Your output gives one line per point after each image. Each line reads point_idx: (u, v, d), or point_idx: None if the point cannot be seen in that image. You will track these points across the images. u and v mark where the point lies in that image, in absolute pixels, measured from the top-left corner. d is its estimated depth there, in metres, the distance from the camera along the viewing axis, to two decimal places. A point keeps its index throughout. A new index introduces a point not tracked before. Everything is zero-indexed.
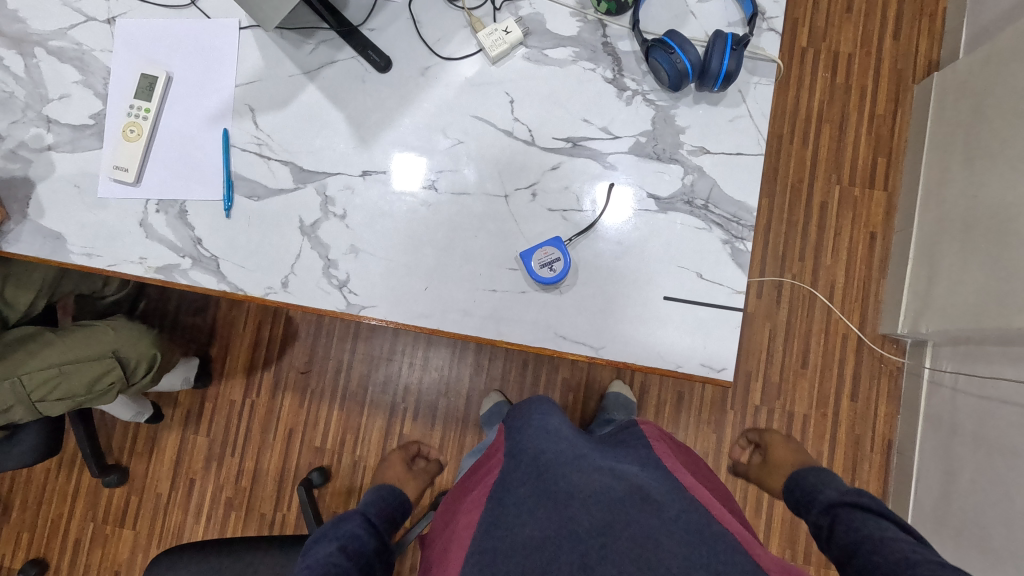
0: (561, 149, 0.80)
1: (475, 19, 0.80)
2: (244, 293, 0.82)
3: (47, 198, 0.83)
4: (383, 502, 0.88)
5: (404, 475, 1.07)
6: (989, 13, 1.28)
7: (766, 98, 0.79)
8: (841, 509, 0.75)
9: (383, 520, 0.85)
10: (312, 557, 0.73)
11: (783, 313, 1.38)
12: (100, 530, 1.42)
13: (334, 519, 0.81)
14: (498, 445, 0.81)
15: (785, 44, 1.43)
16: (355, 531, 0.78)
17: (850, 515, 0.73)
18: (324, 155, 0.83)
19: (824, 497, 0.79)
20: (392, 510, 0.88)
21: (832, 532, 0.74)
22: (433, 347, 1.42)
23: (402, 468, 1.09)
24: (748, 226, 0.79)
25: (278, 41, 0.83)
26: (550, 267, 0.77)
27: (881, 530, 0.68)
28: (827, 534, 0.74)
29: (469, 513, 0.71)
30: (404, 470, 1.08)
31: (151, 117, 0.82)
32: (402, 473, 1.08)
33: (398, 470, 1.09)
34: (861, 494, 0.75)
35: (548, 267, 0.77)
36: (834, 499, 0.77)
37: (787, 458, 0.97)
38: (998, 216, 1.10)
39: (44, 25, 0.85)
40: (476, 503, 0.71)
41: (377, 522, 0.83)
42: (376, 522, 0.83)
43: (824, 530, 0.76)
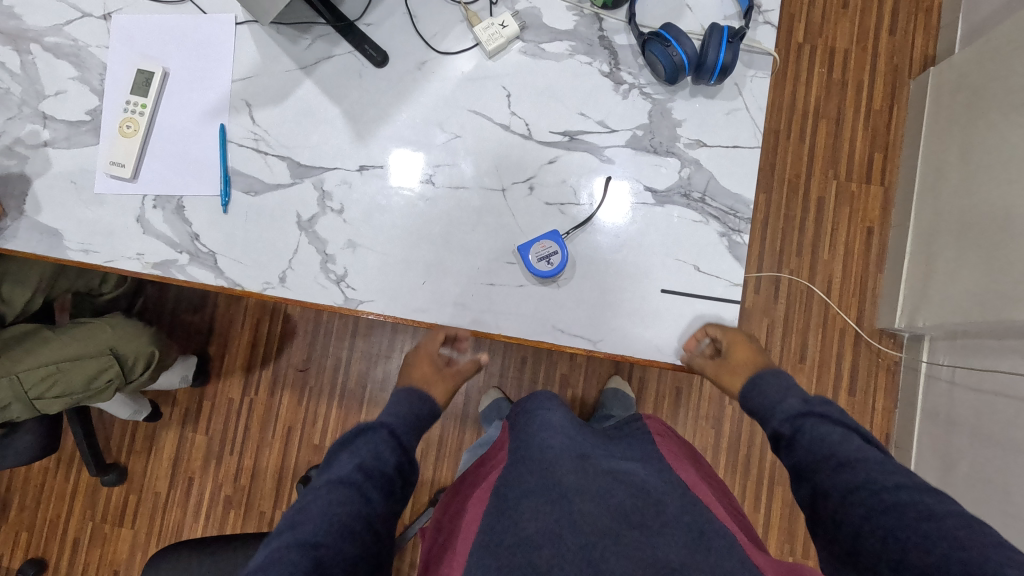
0: (558, 143, 0.80)
1: (471, 13, 0.80)
2: (241, 288, 0.82)
3: (44, 194, 0.83)
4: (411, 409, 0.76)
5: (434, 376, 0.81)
6: (984, 8, 1.29)
7: (763, 91, 0.79)
8: (806, 420, 0.67)
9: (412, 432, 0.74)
10: (330, 478, 0.65)
11: (781, 308, 1.39)
12: (99, 529, 1.42)
13: (356, 430, 0.71)
14: (503, 441, 0.81)
15: (782, 39, 1.43)
16: (382, 448, 0.69)
17: (817, 428, 0.65)
18: (321, 150, 0.83)
19: (786, 404, 0.69)
20: (422, 420, 0.76)
21: (795, 445, 0.66)
22: None
23: (428, 365, 0.82)
24: (746, 219, 0.79)
25: (275, 36, 0.83)
26: (548, 261, 0.77)
27: (852, 448, 0.62)
28: (788, 444, 0.67)
29: (474, 507, 0.70)
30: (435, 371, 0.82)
31: (147, 112, 0.82)
32: (431, 374, 0.81)
33: (424, 365, 0.82)
34: (822, 401, 0.69)
35: (546, 260, 0.77)
36: (798, 407, 0.68)
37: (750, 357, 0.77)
38: (995, 209, 1.10)
39: (39, 21, 0.85)
40: (480, 498, 0.70)
41: (407, 435, 0.73)
42: (404, 437, 0.72)
43: (784, 438, 0.68)
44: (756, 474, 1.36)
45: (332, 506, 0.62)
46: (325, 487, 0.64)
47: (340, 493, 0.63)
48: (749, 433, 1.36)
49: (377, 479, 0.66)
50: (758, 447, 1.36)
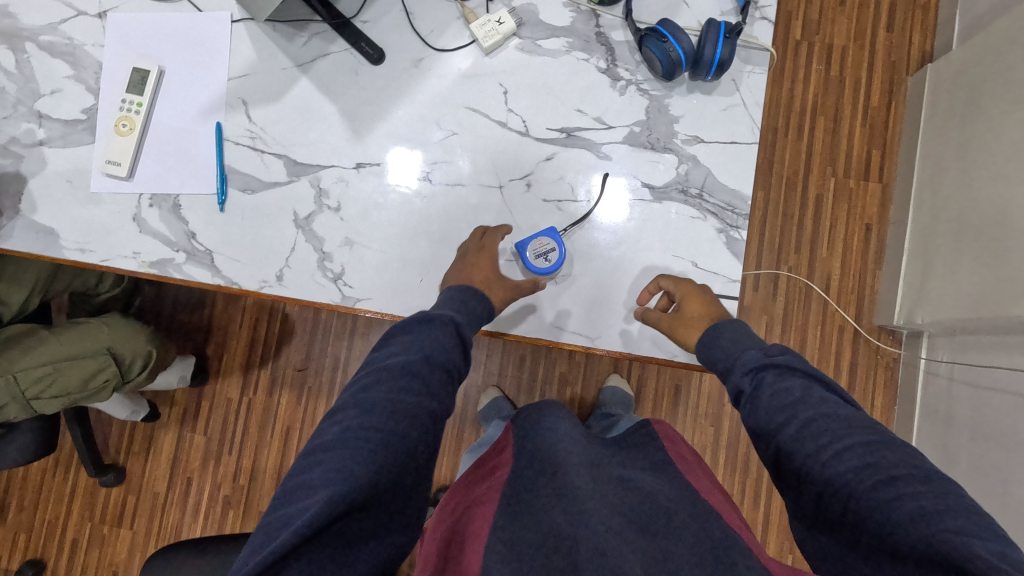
0: (555, 139, 0.80)
1: (468, 10, 0.80)
2: (238, 287, 0.82)
3: (40, 194, 0.83)
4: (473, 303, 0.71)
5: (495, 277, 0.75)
6: (982, 4, 1.29)
7: (760, 87, 0.79)
8: (769, 373, 0.63)
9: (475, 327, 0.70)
10: (394, 363, 0.63)
11: (779, 305, 1.39)
12: (98, 530, 1.42)
13: (420, 318, 0.67)
14: (507, 443, 0.78)
15: (780, 36, 1.43)
16: (449, 342, 0.67)
17: (778, 379, 0.62)
18: (318, 148, 0.82)
19: (748, 354, 0.66)
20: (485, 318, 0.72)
21: (756, 397, 0.63)
22: None
23: (489, 265, 0.75)
24: (743, 215, 0.79)
25: (271, 34, 0.83)
26: (545, 258, 0.76)
27: (817, 404, 0.59)
28: (749, 399, 0.63)
29: (484, 503, 0.67)
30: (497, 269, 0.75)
31: (143, 111, 0.81)
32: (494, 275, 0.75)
33: (485, 262, 0.75)
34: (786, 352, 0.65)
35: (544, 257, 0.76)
36: (759, 359, 0.64)
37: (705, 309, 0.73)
38: (992, 205, 1.10)
39: (34, 20, 0.85)
40: (490, 494, 0.68)
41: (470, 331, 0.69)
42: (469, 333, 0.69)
43: (745, 393, 0.64)
44: (756, 472, 1.35)
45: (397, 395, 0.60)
46: (388, 372, 0.62)
47: (404, 382, 0.62)
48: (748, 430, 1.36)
49: (439, 374, 0.64)
50: None
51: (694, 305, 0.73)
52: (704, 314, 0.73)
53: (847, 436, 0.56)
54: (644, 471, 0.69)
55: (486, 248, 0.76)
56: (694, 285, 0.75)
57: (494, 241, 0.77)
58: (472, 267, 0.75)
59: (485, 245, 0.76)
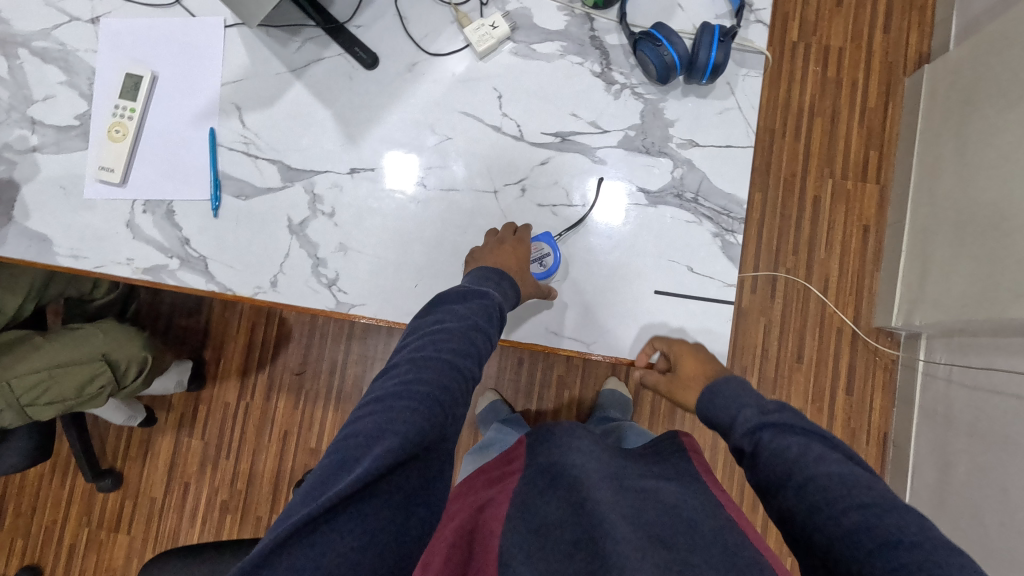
0: (550, 144, 0.80)
1: (462, 14, 0.79)
2: (233, 293, 0.82)
3: (33, 200, 0.83)
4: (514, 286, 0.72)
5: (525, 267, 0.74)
6: (978, 4, 1.28)
7: (755, 90, 0.79)
8: (766, 433, 0.60)
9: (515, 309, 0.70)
10: (444, 327, 0.63)
11: (777, 307, 1.38)
12: (95, 535, 1.41)
13: (468, 290, 0.67)
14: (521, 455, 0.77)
15: (776, 38, 1.43)
16: (496, 315, 0.67)
17: (775, 440, 0.59)
18: (312, 153, 0.82)
19: (744, 415, 0.63)
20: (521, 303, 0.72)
21: (758, 459, 0.60)
22: None
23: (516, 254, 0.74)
24: (739, 219, 0.78)
25: (264, 38, 0.82)
26: (540, 263, 0.77)
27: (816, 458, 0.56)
28: (750, 460, 0.61)
29: (496, 508, 0.67)
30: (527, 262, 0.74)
31: (136, 116, 0.81)
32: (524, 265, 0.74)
33: (518, 251, 0.74)
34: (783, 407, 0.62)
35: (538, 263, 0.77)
36: (757, 419, 0.62)
37: (698, 370, 0.72)
38: (991, 207, 1.10)
39: (27, 26, 0.85)
40: (502, 501, 0.68)
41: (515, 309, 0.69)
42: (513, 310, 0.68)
43: (746, 453, 0.61)
44: None
45: (448, 358, 0.60)
46: (437, 335, 0.62)
47: (456, 346, 0.62)
48: None
49: (485, 344, 0.64)
50: None
51: (688, 366, 0.73)
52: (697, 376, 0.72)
53: (845, 488, 0.52)
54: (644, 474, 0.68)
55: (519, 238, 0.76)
56: (690, 343, 0.75)
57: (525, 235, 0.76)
58: (506, 254, 0.74)
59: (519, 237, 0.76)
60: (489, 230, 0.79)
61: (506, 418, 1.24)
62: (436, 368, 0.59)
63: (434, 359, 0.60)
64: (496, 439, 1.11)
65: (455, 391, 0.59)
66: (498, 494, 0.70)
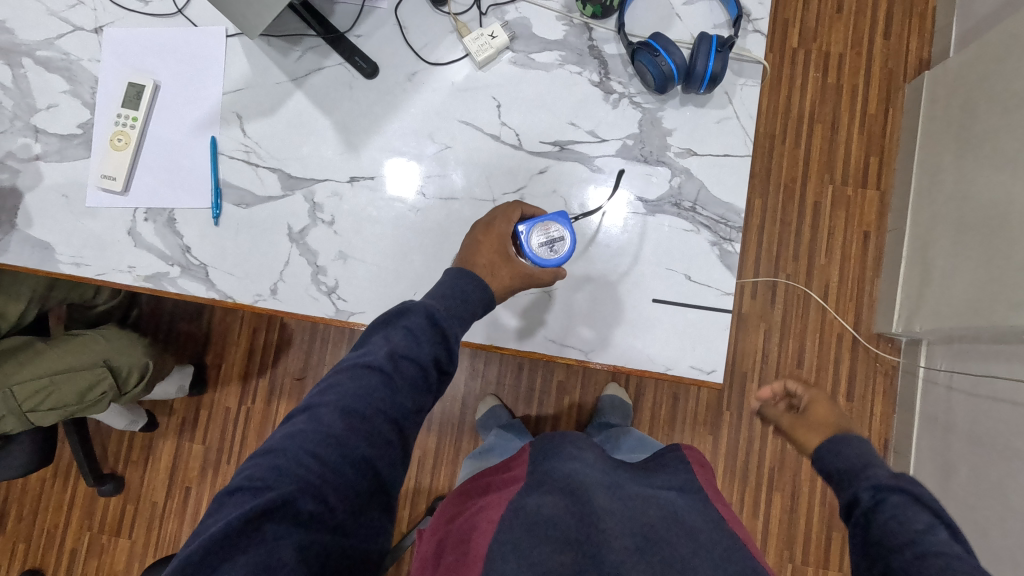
0: (548, 153, 0.80)
1: (461, 24, 0.80)
2: (233, 300, 0.82)
3: (36, 208, 0.83)
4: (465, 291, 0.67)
5: (505, 262, 0.71)
6: (979, 12, 1.28)
7: (753, 100, 0.79)
8: (893, 494, 0.61)
9: (462, 325, 0.67)
10: (355, 363, 0.62)
11: (777, 313, 1.38)
12: (96, 539, 1.42)
13: (395, 313, 0.65)
14: (524, 460, 0.77)
15: (775, 44, 1.43)
16: (422, 336, 0.64)
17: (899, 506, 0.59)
18: (312, 162, 0.83)
19: (871, 473, 0.64)
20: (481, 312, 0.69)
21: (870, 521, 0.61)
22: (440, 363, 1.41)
23: (497, 249, 0.71)
24: (737, 228, 0.79)
25: (265, 48, 0.83)
26: (551, 248, 0.72)
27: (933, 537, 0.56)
28: (864, 516, 0.61)
29: (487, 512, 0.66)
30: (506, 256, 0.71)
31: (138, 125, 0.82)
32: (501, 260, 0.71)
33: (496, 245, 0.72)
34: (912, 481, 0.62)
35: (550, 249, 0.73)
36: (884, 480, 0.62)
37: (828, 416, 0.75)
38: (991, 214, 1.09)
39: (30, 35, 0.85)
40: (494, 506, 0.67)
41: (452, 323, 0.66)
42: (447, 325, 0.65)
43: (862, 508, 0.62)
44: (754, 482, 1.35)
45: (358, 398, 0.59)
46: (351, 371, 0.61)
47: (365, 382, 0.60)
48: (748, 440, 1.36)
49: (413, 370, 0.63)
50: (757, 454, 1.35)
51: (814, 408, 0.77)
52: (825, 418, 0.75)
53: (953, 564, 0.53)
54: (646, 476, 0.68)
55: (499, 229, 0.72)
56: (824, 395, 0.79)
57: (510, 224, 0.72)
58: (479, 248, 0.72)
59: (501, 227, 0.72)
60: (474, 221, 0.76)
61: (507, 424, 1.24)
62: (341, 413, 0.58)
63: (341, 402, 0.58)
64: (495, 445, 1.11)
65: (372, 428, 0.58)
66: (490, 500, 0.69)
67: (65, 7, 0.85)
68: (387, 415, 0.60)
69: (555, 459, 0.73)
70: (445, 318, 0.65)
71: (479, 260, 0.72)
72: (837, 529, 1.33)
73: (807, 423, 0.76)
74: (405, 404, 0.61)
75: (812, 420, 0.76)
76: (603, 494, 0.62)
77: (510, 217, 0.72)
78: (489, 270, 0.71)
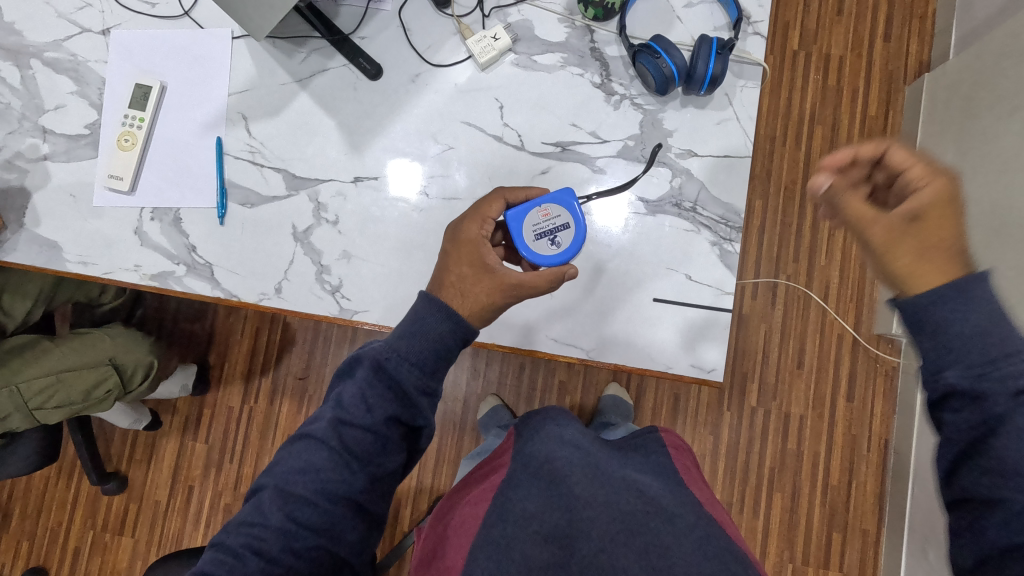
0: (550, 153, 0.81)
1: (464, 26, 0.81)
2: (238, 299, 0.83)
3: (43, 208, 0.84)
4: (423, 332, 0.66)
5: (477, 271, 0.70)
6: (978, 14, 1.29)
7: (753, 101, 0.80)
8: None
9: (417, 372, 0.66)
10: (308, 436, 0.66)
11: (777, 314, 1.39)
12: (100, 537, 1.43)
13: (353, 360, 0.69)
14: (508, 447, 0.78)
15: (776, 46, 1.44)
16: (369, 397, 0.65)
17: None
18: (316, 162, 0.84)
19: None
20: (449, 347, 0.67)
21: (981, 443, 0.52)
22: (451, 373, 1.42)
23: (467, 260, 0.70)
24: (737, 228, 0.79)
25: (271, 50, 0.84)
26: (549, 239, 0.73)
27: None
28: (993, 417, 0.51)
29: (477, 509, 0.67)
30: (478, 263, 0.70)
31: (145, 126, 0.83)
32: (472, 269, 0.70)
33: (466, 253, 0.70)
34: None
35: (548, 240, 0.74)
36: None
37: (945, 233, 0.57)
38: (993, 213, 1.10)
39: (39, 37, 0.87)
40: (483, 502, 0.68)
41: (404, 370, 0.65)
42: (394, 369, 0.65)
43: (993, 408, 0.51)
44: (755, 482, 1.35)
45: (305, 481, 0.63)
46: (305, 444, 0.65)
47: (312, 456, 0.64)
48: (748, 439, 1.36)
49: (362, 438, 0.64)
50: (757, 454, 1.36)
51: (899, 220, 0.59)
52: (924, 234, 0.57)
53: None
54: (648, 473, 0.68)
55: (470, 235, 0.71)
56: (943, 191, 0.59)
57: (482, 227, 0.71)
58: (450, 259, 0.71)
59: (472, 233, 0.71)
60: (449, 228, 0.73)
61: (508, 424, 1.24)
62: (281, 497, 0.62)
63: (282, 483, 0.63)
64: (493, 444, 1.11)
65: (319, 506, 0.62)
66: (479, 495, 0.70)
67: (73, 9, 0.86)
68: (332, 493, 0.63)
69: None
70: (393, 367, 0.65)
71: (449, 274, 0.70)
72: (837, 529, 1.34)
73: (882, 226, 0.60)
74: (357, 478, 0.64)
75: (899, 232, 0.59)
76: (604, 486, 0.62)
77: (482, 222, 0.71)
78: (459, 285, 0.70)
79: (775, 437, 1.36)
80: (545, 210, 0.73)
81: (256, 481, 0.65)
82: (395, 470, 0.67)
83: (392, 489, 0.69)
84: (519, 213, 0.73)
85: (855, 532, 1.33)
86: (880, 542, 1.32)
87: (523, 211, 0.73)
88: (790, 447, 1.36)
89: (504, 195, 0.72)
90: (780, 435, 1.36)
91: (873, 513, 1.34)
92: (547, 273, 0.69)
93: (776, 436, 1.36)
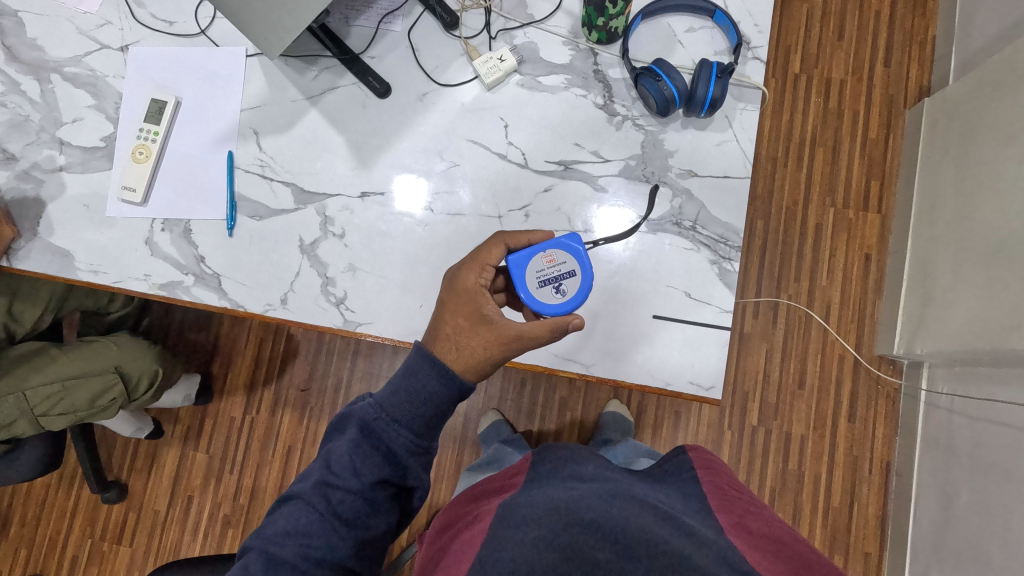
0: (553, 172, 0.83)
1: (471, 48, 0.83)
2: (244, 310, 0.85)
3: (58, 218, 0.86)
4: (415, 391, 0.67)
5: (472, 323, 0.70)
6: (977, 41, 1.32)
7: (752, 123, 0.82)
8: None
9: (406, 432, 0.67)
10: (298, 497, 0.67)
11: (778, 333, 1.39)
12: (98, 547, 1.43)
13: (341, 419, 0.70)
14: (522, 475, 0.78)
15: (778, 69, 1.47)
16: (357, 460, 0.66)
17: None
18: (324, 176, 0.85)
19: None
20: (441, 402, 0.68)
21: None
22: (468, 400, 1.41)
23: (464, 313, 0.70)
24: (736, 247, 0.80)
25: (283, 68, 0.87)
26: (557, 288, 0.73)
27: None
28: None
29: (481, 520, 0.66)
30: (473, 313, 0.70)
31: (159, 139, 0.85)
32: (468, 321, 0.70)
33: (463, 304, 0.71)
34: None
35: (552, 287, 0.73)
36: None
37: None
38: (993, 237, 1.10)
39: (59, 53, 0.89)
40: (487, 513, 0.67)
41: (392, 431, 0.66)
42: (382, 428, 0.66)
43: None
44: None
45: (292, 544, 0.64)
46: (295, 506, 0.67)
47: (301, 518, 0.65)
48: (749, 458, 1.36)
49: (351, 501, 0.65)
50: (758, 474, 1.35)
51: None
52: None
53: None
54: (646, 488, 0.69)
55: (466, 285, 0.71)
56: None
57: (480, 276, 0.72)
58: (446, 311, 0.71)
59: (469, 282, 0.71)
60: (446, 275, 0.74)
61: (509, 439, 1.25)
62: (268, 559, 0.63)
63: (271, 545, 0.64)
64: (497, 457, 1.13)
65: (301, 570, 0.62)
66: (486, 509, 0.69)
67: (93, 26, 0.89)
68: (318, 559, 0.63)
69: (558, 471, 0.74)
70: (381, 429, 0.67)
71: (445, 325, 0.71)
72: (838, 552, 1.32)
73: None
74: (345, 542, 0.65)
75: None
76: (601, 489, 0.63)
77: (480, 270, 0.72)
78: (454, 337, 0.70)
79: (776, 457, 1.36)
80: (549, 256, 0.73)
81: (245, 542, 0.67)
82: (384, 532, 0.68)
83: (393, 512, 0.69)
84: (522, 258, 0.73)
85: (857, 555, 1.32)
86: (882, 565, 1.31)
87: (525, 257, 0.73)
88: (791, 468, 1.36)
89: (505, 239, 0.72)
90: (780, 456, 1.36)
91: (874, 536, 1.33)
92: (548, 322, 0.70)
93: (777, 457, 1.36)
